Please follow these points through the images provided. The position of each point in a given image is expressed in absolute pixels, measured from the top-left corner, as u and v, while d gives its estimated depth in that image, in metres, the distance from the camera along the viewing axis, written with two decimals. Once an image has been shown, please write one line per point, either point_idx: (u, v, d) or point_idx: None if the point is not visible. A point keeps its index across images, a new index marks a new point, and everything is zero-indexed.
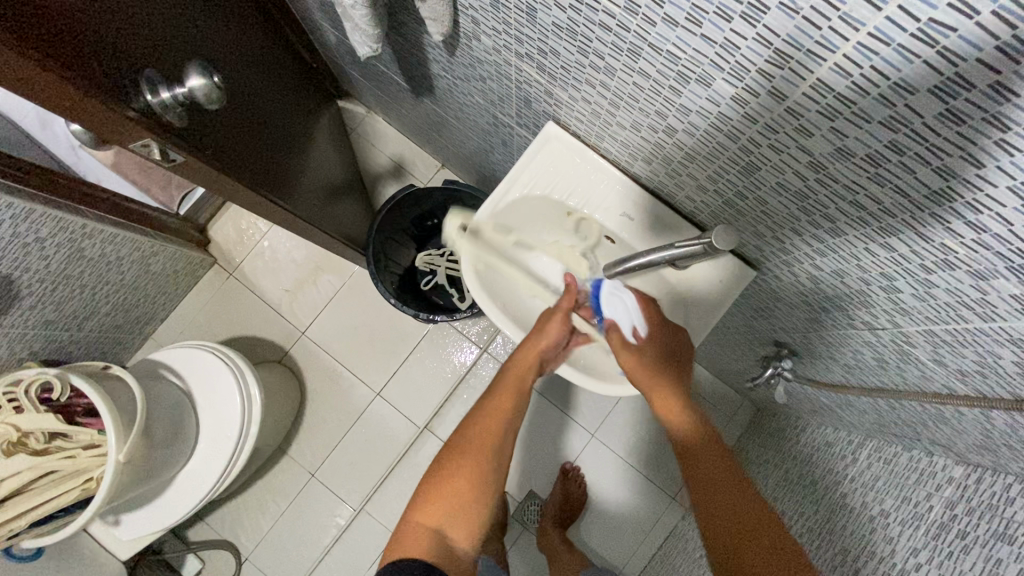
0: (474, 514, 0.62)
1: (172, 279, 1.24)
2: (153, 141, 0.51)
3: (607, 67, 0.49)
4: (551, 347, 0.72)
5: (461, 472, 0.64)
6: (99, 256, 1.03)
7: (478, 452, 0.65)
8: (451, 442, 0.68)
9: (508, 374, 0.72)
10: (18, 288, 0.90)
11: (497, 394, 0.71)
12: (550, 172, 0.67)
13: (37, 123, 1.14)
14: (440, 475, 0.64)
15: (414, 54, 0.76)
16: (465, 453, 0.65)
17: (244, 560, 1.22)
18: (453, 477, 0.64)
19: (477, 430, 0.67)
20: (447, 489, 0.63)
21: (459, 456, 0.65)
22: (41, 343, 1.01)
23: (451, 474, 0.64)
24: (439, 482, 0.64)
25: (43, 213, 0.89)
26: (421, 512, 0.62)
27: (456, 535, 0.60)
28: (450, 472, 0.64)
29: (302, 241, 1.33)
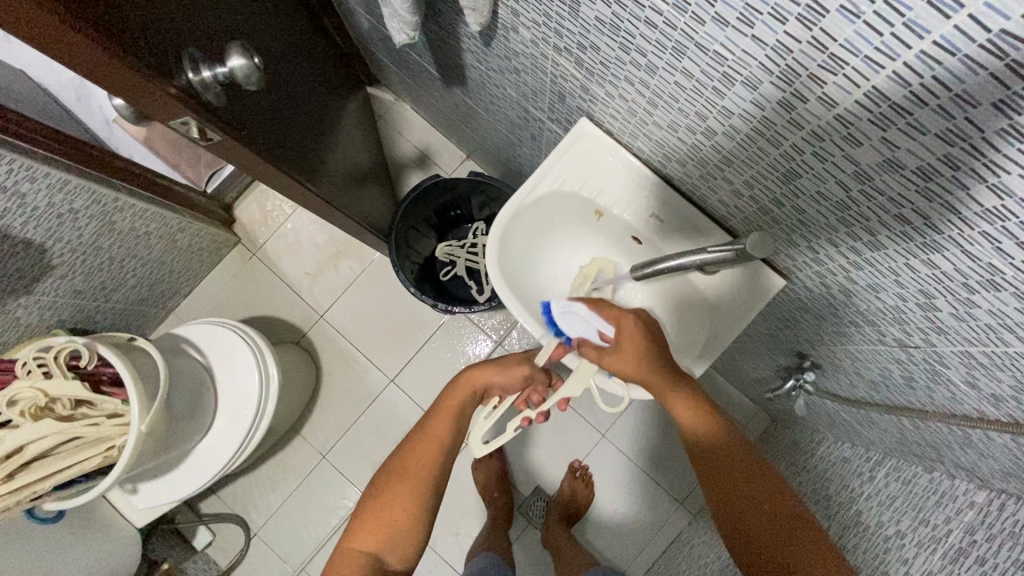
0: (410, 537, 0.64)
1: (196, 256, 1.26)
2: (191, 119, 0.51)
3: (649, 65, 0.48)
4: (499, 384, 0.75)
5: (397, 500, 0.65)
6: (129, 229, 1.04)
7: (414, 484, 0.65)
8: (389, 467, 0.68)
9: (450, 393, 0.73)
10: (49, 256, 0.92)
11: (435, 421, 0.71)
12: (580, 169, 0.66)
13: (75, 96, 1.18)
14: (377, 502, 0.65)
15: (449, 44, 0.76)
16: (399, 483, 0.65)
17: (253, 535, 1.25)
18: (387, 507, 0.64)
19: (411, 460, 0.67)
20: (383, 518, 0.64)
21: (393, 485, 0.66)
22: (67, 310, 1.04)
23: (387, 504, 0.65)
24: (375, 511, 0.65)
25: (78, 185, 0.90)
26: (357, 539, 0.64)
27: (391, 558, 0.63)
28: (385, 501, 0.65)
29: (325, 225, 1.34)
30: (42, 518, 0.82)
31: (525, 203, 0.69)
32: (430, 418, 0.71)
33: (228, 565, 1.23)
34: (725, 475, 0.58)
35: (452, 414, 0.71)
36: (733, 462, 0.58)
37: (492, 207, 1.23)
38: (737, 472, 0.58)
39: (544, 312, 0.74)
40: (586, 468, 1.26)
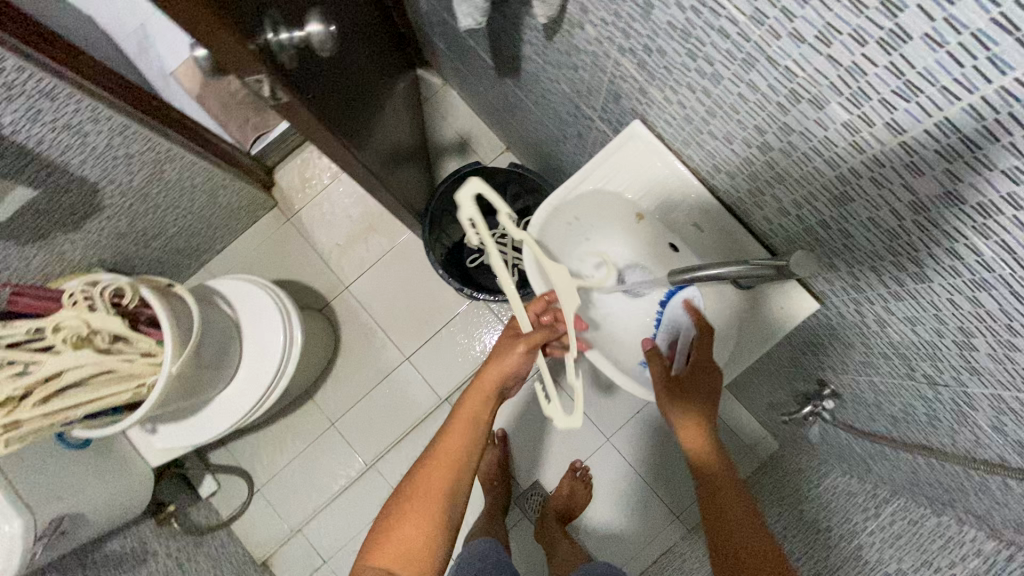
0: (426, 554, 0.66)
1: (235, 214, 1.29)
2: (265, 79, 0.53)
3: (714, 74, 0.48)
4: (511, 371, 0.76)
5: (412, 519, 0.68)
6: (176, 180, 1.07)
7: (427, 506, 0.68)
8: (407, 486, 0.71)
9: (464, 405, 0.75)
10: (100, 196, 0.96)
11: (450, 436, 0.73)
12: (627, 171, 0.67)
13: (136, 48, 1.24)
14: (395, 519, 0.69)
15: (509, 34, 0.77)
16: (415, 502, 0.69)
17: (256, 491, 1.29)
18: (403, 526, 0.68)
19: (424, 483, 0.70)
20: (399, 535, 0.67)
21: (410, 502, 0.69)
22: (109, 250, 1.08)
23: (397, 531, 0.68)
24: (393, 525, 0.68)
25: (138, 131, 0.94)
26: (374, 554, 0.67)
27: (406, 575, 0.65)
28: (400, 520, 0.68)
29: (360, 199, 1.37)
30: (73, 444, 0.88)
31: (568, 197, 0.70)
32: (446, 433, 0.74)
33: (230, 516, 1.27)
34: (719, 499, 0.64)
35: (467, 424, 0.74)
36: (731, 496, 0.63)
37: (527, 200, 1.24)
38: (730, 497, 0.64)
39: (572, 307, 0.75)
40: (586, 469, 1.26)
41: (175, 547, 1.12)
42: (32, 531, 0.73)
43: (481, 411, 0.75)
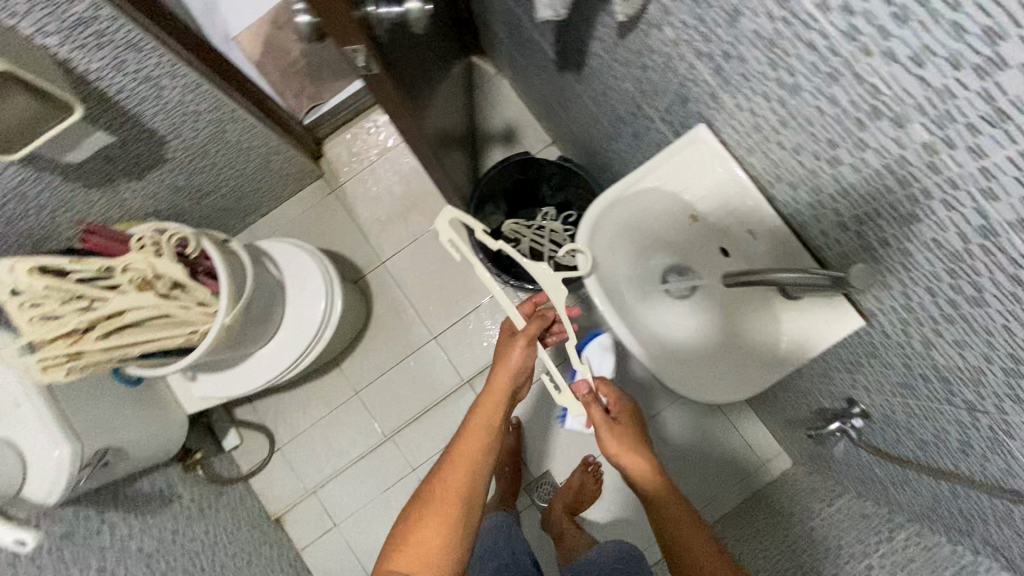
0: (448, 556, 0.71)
1: (284, 181, 1.33)
2: (362, 50, 0.55)
3: (794, 85, 0.50)
4: (518, 375, 0.83)
5: (432, 522, 0.73)
6: (236, 142, 1.11)
7: (445, 510, 0.74)
8: (423, 491, 0.77)
9: (477, 410, 0.81)
10: (165, 149, 1.00)
11: (463, 442, 0.79)
12: (687, 173, 0.68)
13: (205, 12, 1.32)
14: (415, 521, 0.74)
15: (581, 28, 0.79)
16: (432, 507, 0.74)
17: (277, 449, 1.33)
18: (424, 529, 0.73)
19: (441, 487, 0.75)
20: (419, 536, 0.72)
21: (428, 506, 0.74)
22: (165, 202, 1.12)
23: (417, 533, 0.73)
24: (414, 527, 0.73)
25: (210, 89, 0.96)
26: (396, 559, 0.71)
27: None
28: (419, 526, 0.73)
29: (404, 178, 1.40)
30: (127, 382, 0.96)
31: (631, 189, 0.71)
32: (459, 437, 0.79)
33: (250, 469, 1.33)
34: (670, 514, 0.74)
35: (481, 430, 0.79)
36: (682, 517, 0.74)
37: (569, 195, 1.26)
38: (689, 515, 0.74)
39: (621, 301, 0.75)
40: (598, 464, 1.27)
41: (199, 492, 1.17)
42: (78, 456, 0.79)
43: (494, 415, 0.81)
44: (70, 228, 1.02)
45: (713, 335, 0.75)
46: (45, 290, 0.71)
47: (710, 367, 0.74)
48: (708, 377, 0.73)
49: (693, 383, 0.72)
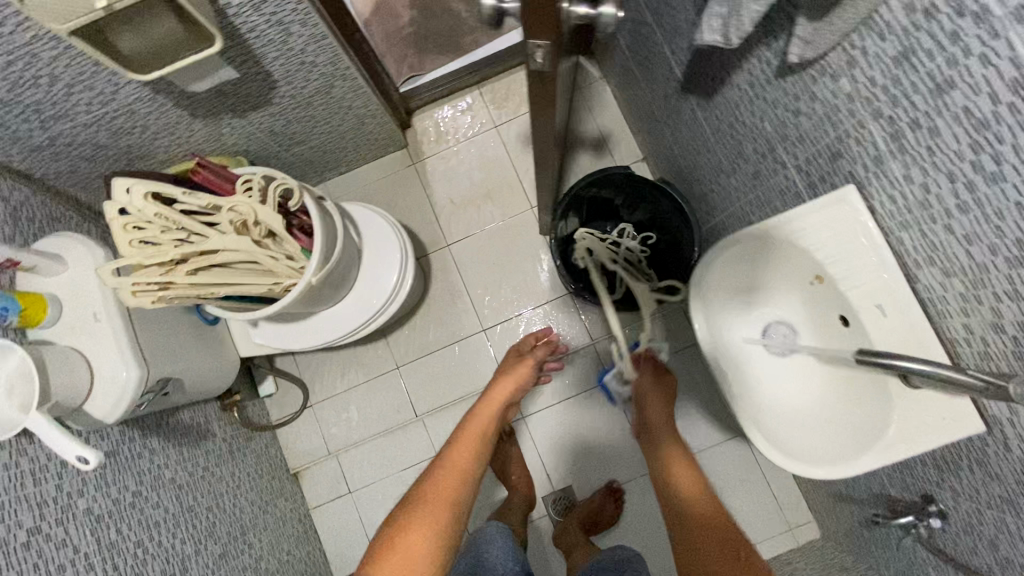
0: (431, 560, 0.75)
1: (371, 145, 1.33)
2: (545, 47, 0.53)
3: (995, 172, 0.46)
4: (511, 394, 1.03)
5: (420, 524, 0.78)
6: (341, 99, 1.10)
7: (435, 513, 0.79)
8: (411, 497, 0.82)
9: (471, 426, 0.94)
10: (274, 94, 0.99)
11: (456, 451, 0.89)
12: (823, 233, 0.64)
13: None
14: (402, 522, 0.78)
15: (731, 58, 0.76)
16: (423, 510, 0.79)
17: (308, 406, 1.34)
18: (411, 530, 0.77)
19: (431, 497, 0.81)
20: (406, 535, 0.76)
21: (418, 509, 0.79)
22: (259, 144, 1.13)
23: (405, 536, 0.76)
24: (401, 530, 0.77)
25: (335, 44, 0.95)
26: (379, 560, 0.74)
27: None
28: (406, 528, 0.77)
29: (486, 166, 1.38)
30: (202, 315, 0.98)
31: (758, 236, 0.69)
32: (452, 450, 0.90)
33: (280, 419, 1.34)
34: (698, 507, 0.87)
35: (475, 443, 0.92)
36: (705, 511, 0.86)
37: (656, 222, 1.22)
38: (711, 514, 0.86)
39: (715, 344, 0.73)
40: (621, 490, 1.27)
41: (232, 431, 1.19)
42: (141, 381, 0.80)
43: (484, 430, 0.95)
44: (167, 151, 1.03)
45: (818, 401, 0.70)
46: (154, 215, 0.72)
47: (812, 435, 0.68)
48: (791, 444, 0.68)
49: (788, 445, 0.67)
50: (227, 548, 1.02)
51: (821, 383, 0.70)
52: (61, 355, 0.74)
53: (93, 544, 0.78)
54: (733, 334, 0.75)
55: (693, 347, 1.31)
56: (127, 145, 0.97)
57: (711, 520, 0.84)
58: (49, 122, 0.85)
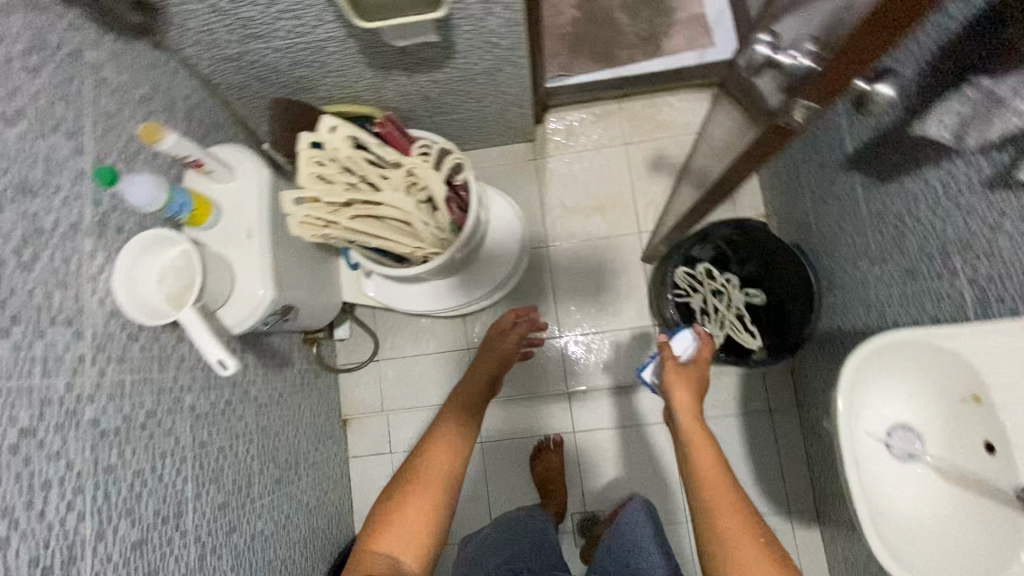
0: (423, 539, 0.77)
1: (504, 131, 1.34)
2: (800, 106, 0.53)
3: None
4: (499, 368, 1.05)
5: (414, 502, 0.79)
6: (502, 83, 1.11)
7: (426, 493, 0.81)
8: (404, 474, 0.83)
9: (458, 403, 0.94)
10: (449, 64, 1.01)
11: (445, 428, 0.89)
12: (996, 355, 0.63)
13: None
14: (397, 499, 0.80)
15: (930, 155, 0.74)
16: (415, 488, 0.81)
17: (375, 360, 1.38)
18: (406, 509, 0.79)
19: (422, 475, 0.82)
20: (401, 516, 0.78)
21: (413, 488, 0.81)
22: (412, 104, 1.15)
23: (390, 528, 0.77)
24: (397, 508, 0.79)
25: (523, 32, 0.96)
26: (378, 537, 0.77)
27: (406, 558, 0.76)
28: (401, 507, 0.79)
29: (605, 181, 1.39)
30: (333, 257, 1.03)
31: (925, 339, 0.66)
32: (444, 425, 0.90)
33: (345, 364, 1.38)
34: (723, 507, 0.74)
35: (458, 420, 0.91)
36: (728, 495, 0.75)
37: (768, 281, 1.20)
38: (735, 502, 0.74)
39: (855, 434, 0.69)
40: None
41: (305, 364, 1.23)
42: (270, 304, 0.83)
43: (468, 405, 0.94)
44: (330, 90, 1.06)
45: (940, 517, 0.67)
46: (347, 160, 0.73)
47: (931, 550, 0.66)
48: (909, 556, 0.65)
49: (909, 559, 0.64)
50: (282, 474, 1.07)
51: (934, 503, 0.68)
52: (217, 260, 0.79)
53: (188, 440, 0.83)
54: (866, 429, 0.71)
55: (761, 411, 1.30)
56: (300, 76, 1.00)
57: (740, 520, 0.72)
58: (248, 40, 0.89)
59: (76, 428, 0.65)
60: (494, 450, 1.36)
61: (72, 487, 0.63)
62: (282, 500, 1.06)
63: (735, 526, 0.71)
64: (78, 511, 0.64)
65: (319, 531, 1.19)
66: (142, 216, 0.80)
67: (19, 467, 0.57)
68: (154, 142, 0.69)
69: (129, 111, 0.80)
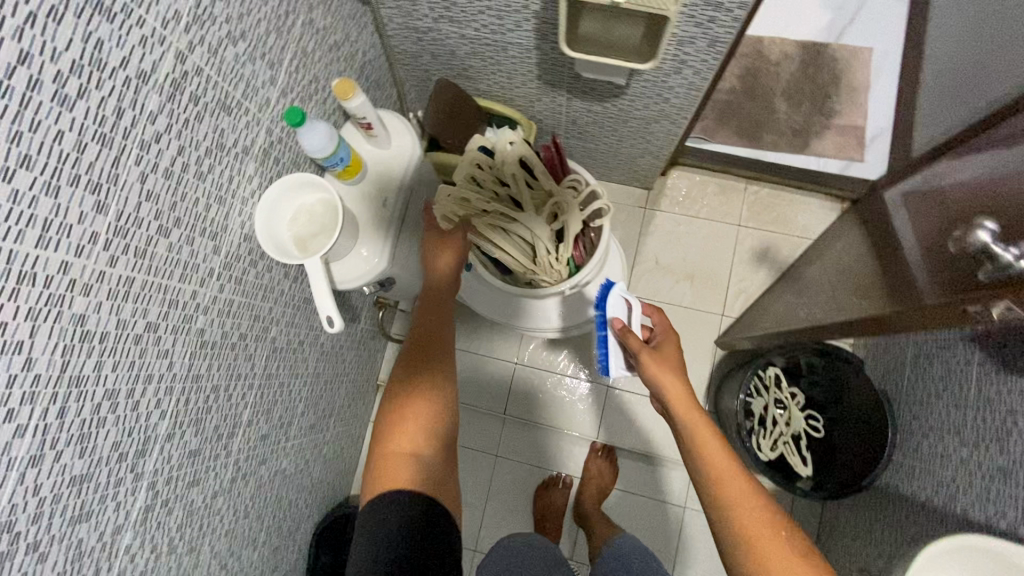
0: (432, 435, 0.77)
1: (627, 173, 1.34)
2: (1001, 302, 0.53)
3: None
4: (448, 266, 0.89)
5: (415, 400, 0.79)
6: (652, 133, 1.11)
7: (423, 390, 0.80)
8: (399, 377, 0.82)
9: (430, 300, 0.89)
10: (613, 101, 1.01)
11: (428, 321, 0.88)
12: None
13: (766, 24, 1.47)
14: (399, 400, 0.79)
15: None
16: (414, 386, 0.80)
17: None
18: (409, 407, 0.78)
19: (415, 372, 0.82)
20: (408, 414, 0.77)
21: (412, 388, 0.80)
22: (557, 123, 1.16)
23: (400, 436, 0.76)
24: (400, 412, 0.78)
25: (699, 98, 0.96)
26: (388, 443, 0.76)
27: (422, 449, 0.76)
28: (404, 407, 0.78)
29: (705, 253, 1.37)
30: None
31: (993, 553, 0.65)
32: (424, 319, 0.88)
33: (398, 334, 1.41)
34: (710, 456, 0.72)
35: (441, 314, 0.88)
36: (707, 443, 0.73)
37: (841, 422, 1.15)
38: (716, 447, 0.72)
39: None
40: None
41: (367, 323, 1.26)
42: (379, 275, 0.86)
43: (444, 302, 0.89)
44: (491, 85, 1.08)
45: None
46: (506, 173, 0.86)
47: None
48: None
49: None
50: (316, 422, 1.10)
51: None
52: (351, 219, 0.81)
53: (261, 369, 0.86)
54: None
55: None
56: (472, 65, 1.02)
57: (733, 473, 0.70)
58: (443, 21, 0.91)
59: (186, 334, 0.68)
60: (506, 469, 1.39)
61: (165, 387, 0.66)
62: (308, 444, 1.09)
63: (731, 479, 0.70)
64: (162, 411, 0.67)
65: (324, 481, 1.22)
66: (296, 152, 0.83)
67: (135, 357, 0.60)
68: (344, 98, 0.75)
69: (320, 54, 0.83)
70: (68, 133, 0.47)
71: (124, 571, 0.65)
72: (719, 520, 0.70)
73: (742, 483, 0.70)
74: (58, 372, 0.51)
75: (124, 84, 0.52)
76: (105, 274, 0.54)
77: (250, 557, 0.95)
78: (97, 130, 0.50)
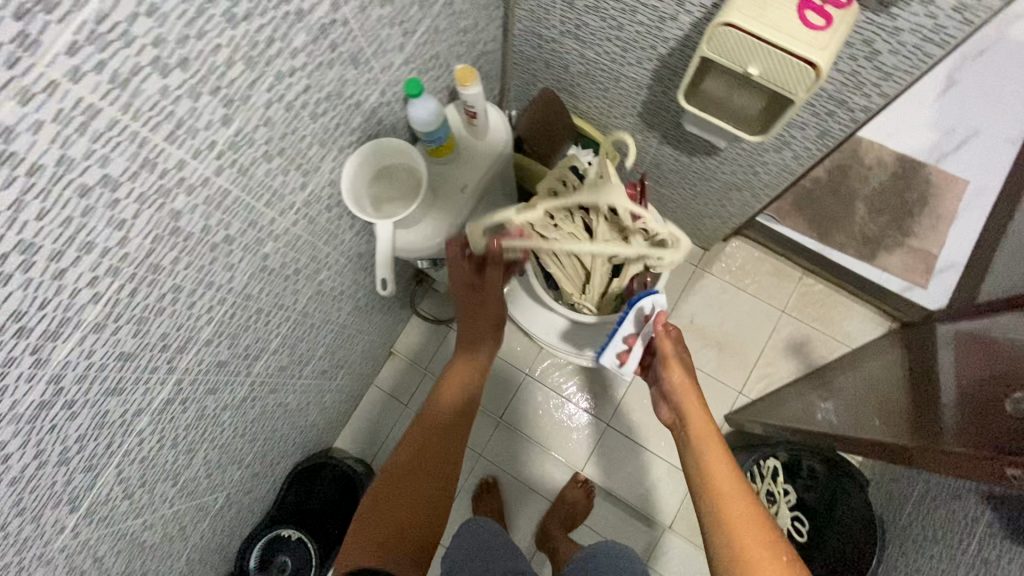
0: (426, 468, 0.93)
1: (690, 228, 1.34)
2: None
3: None
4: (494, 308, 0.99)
5: (421, 437, 0.95)
6: (729, 199, 1.12)
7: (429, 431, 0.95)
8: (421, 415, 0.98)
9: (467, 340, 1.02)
10: (704, 159, 1.03)
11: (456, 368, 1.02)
12: None
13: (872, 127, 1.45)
14: (414, 434, 0.96)
15: None
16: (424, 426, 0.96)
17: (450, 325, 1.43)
18: (415, 442, 0.95)
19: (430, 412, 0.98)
20: (411, 448, 0.94)
21: (423, 428, 0.96)
22: (641, 161, 1.18)
23: (399, 466, 0.92)
24: (409, 445, 0.95)
25: (788, 182, 0.96)
26: (393, 470, 0.92)
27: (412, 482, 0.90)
28: (415, 441, 0.94)
29: (741, 328, 1.37)
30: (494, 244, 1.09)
31: None
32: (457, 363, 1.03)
33: (425, 312, 1.44)
34: (722, 472, 0.73)
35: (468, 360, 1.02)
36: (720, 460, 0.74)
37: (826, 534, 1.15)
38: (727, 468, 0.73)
39: None
40: None
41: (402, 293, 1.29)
42: (437, 251, 0.89)
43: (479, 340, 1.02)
44: (590, 108, 1.10)
45: None
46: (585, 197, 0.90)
47: None
48: None
49: None
50: (328, 370, 1.13)
51: None
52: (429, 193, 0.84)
53: (300, 307, 0.89)
54: None
55: None
56: (580, 83, 1.05)
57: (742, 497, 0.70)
58: (569, 37, 0.94)
59: (253, 255, 0.71)
60: (485, 471, 1.40)
61: (219, 296, 0.69)
62: (315, 388, 1.13)
63: (733, 491, 0.71)
64: (210, 317, 0.70)
65: (315, 427, 1.25)
66: (398, 118, 0.87)
67: (206, 262, 0.64)
68: (461, 84, 0.79)
69: (449, 35, 0.86)
70: (224, 48, 0.51)
71: (130, 452, 0.69)
72: (713, 518, 0.70)
73: (748, 506, 0.69)
74: (143, 255, 0.55)
75: (283, 18, 0.55)
76: (209, 180, 0.58)
77: (230, 475, 0.98)
78: (247, 52, 0.53)
